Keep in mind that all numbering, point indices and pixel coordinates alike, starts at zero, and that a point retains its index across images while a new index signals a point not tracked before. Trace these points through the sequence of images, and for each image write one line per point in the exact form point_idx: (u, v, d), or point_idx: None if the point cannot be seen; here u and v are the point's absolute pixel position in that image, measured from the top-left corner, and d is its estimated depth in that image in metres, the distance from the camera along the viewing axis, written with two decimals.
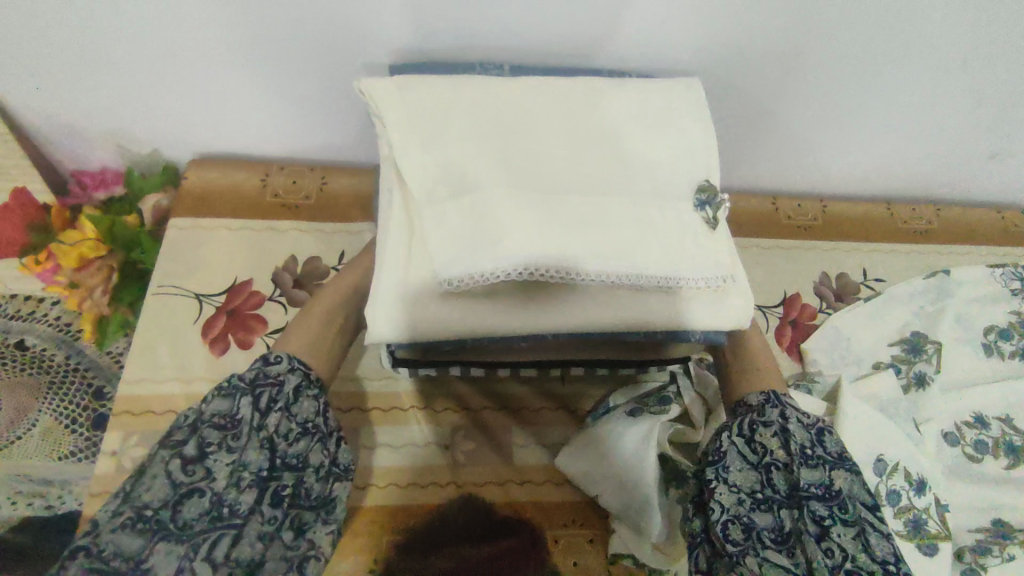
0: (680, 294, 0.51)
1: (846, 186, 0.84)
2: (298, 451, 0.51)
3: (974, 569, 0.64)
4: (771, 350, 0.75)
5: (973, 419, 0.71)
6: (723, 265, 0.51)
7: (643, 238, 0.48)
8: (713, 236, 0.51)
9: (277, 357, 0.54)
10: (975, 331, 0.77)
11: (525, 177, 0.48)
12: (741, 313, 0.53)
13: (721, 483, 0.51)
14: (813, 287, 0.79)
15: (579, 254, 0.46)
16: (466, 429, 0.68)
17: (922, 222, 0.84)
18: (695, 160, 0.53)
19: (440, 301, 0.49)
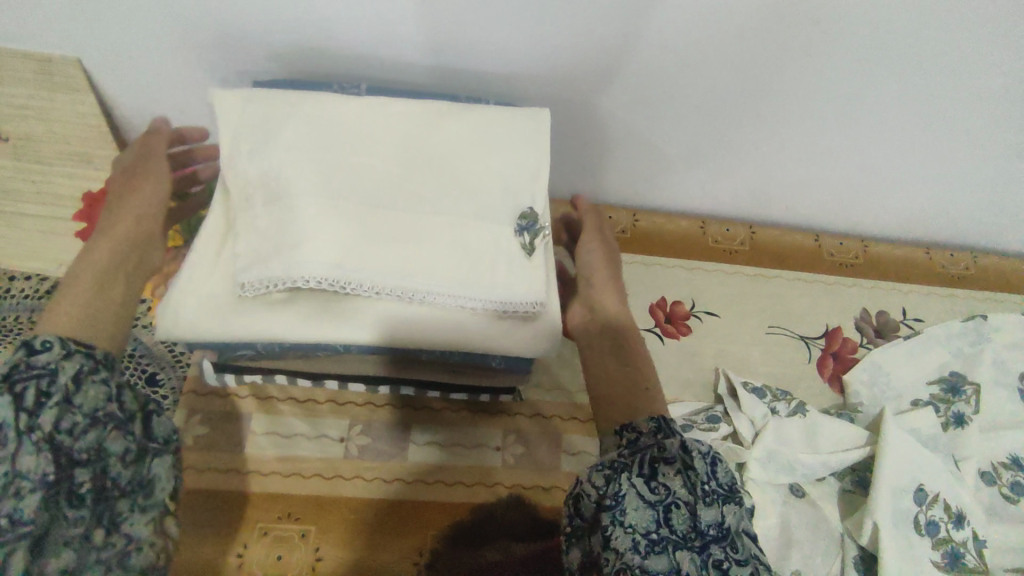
0: (491, 318, 0.56)
1: (889, 229, 0.88)
2: (92, 443, 0.39)
3: None
4: (814, 379, 0.77)
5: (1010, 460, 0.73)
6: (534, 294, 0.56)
7: (465, 270, 0.55)
8: (529, 262, 0.57)
9: (46, 343, 0.40)
10: (1013, 375, 0.78)
11: (340, 192, 0.55)
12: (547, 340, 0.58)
13: (617, 527, 0.43)
14: (855, 322, 0.82)
15: (367, 273, 0.53)
16: (516, 433, 0.69)
17: (962, 267, 0.87)
18: (523, 192, 0.58)
19: (278, 308, 0.55)
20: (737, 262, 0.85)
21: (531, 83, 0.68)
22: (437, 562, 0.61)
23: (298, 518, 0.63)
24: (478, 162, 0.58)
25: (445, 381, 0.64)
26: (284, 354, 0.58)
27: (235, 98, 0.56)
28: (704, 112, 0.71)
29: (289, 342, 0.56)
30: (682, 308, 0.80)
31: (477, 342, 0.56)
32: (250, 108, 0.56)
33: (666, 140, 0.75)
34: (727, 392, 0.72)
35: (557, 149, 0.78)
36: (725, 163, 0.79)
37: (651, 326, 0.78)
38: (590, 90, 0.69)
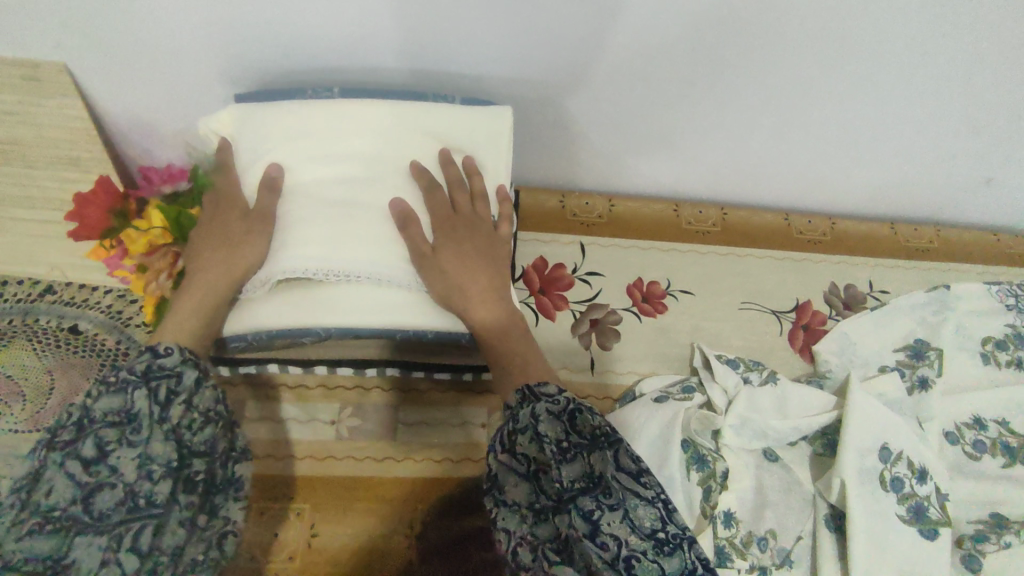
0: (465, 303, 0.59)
1: (854, 206, 0.92)
2: (203, 438, 0.49)
3: (973, 555, 0.67)
4: (785, 351, 0.80)
5: (972, 421, 0.77)
6: None
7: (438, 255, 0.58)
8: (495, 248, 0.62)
9: (168, 350, 0.49)
10: (973, 341, 0.82)
11: (318, 192, 0.57)
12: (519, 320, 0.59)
13: (502, 505, 0.52)
14: (825, 296, 0.85)
15: (347, 262, 0.56)
16: (501, 410, 0.72)
17: (924, 240, 0.91)
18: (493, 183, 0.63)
19: (271, 301, 0.58)
20: (711, 242, 0.88)
21: (504, 75, 0.71)
22: (428, 532, 0.65)
23: (294, 497, 0.66)
24: (455, 151, 0.61)
25: (428, 361, 0.67)
26: (277, 344, 0.61)
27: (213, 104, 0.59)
28: (672, 100, 0.74)
29: (281, 331, 0.59)
30: (658, 288, 0.83)
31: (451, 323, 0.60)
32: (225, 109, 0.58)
33: (637, 127, 0.78)
34: (701, 365, 0.75)
35: (533, 137, 0.80)
36: (694, 147, 0.82)
37: (629, 306, 0.81)
38: (563, 81, 0.71)
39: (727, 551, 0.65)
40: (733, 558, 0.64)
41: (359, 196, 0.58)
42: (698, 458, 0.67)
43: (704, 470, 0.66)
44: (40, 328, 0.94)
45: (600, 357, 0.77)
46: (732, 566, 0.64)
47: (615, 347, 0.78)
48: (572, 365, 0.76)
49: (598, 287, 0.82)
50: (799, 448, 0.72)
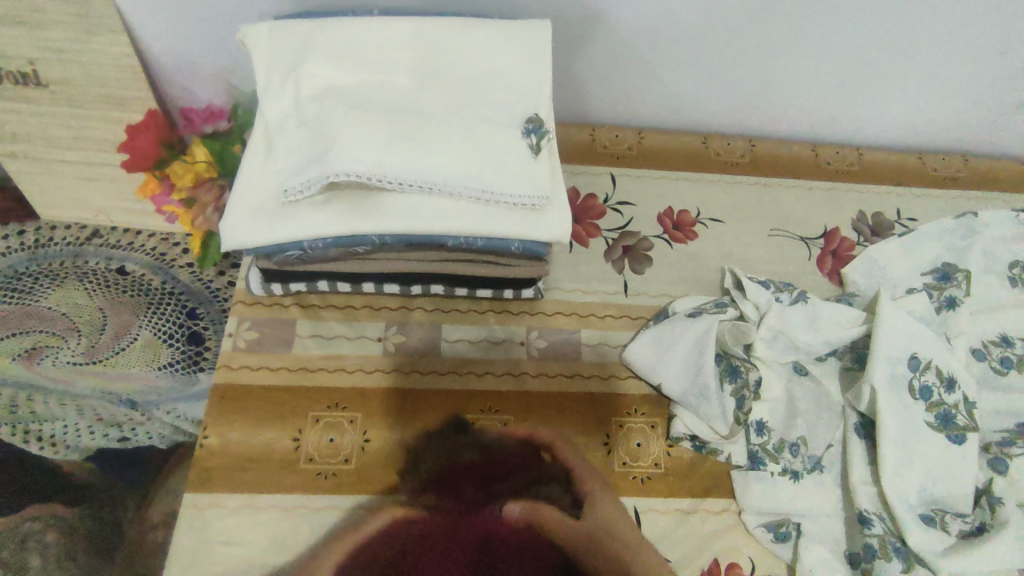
0: (508, 210, 0.61)
1: (880, 137, 0.92)
2: None
3: (1001, 457, 0.69)
4: (813, 274, 0.82)
5: (998, 339, 0.78)
6: (542, 188, 0.61)
7: (483, 162, 0.60)
8: (536, 161, 0.63)
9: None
10: (1000, 264, 0.84)
11: (362, 103, 0.60)
12: (561, 226, 0.62)
13: None
14: (851, 224, 0.87)
15: (395, 165, 0.57)
16: (539, 330, 0.74)
17: (951, 169, 0.92)
18: (529, 100, 0.64)
19: (318, 208, 0.59)
20: (738, 173, 0.89)
21: (537, 2, 0.72)
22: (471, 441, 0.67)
23: (346, 406, 0.69)
24: (496, 70, 0.64)
25: (470, 276, 0.69)
26: (332, 257, 0.64)
27: (266, 32, 0.63)
28: (703, 27, 0.75)
29: (330, 239, 0.60)
30: (688, 216, 0.84)
31: (497, 231, 0.61)
32: (276, 32, 0.63)
33: (666, 58, 0.80)
34: (733, 285, 0.77)
35: (565, 69, 0.82)
36: (722, 80, 0.83)
37: (659, 233, 0.83)
38: (595, 7, 0.72)
39: (759, 454, 0.68)
40: (763, 461, 0.68)
41: (406, 112, 0.60)
42: (730, 368, 0.71)
43: (737, 379, 0.70)
44: (91, 268, 0.99)
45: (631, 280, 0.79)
46: (763, 467, 0.68)
47: (646, 271, 0.80)
48: (607, 287, 0.78)
49: (629, 215, 0.84)
50: (828, 363, 0.74)
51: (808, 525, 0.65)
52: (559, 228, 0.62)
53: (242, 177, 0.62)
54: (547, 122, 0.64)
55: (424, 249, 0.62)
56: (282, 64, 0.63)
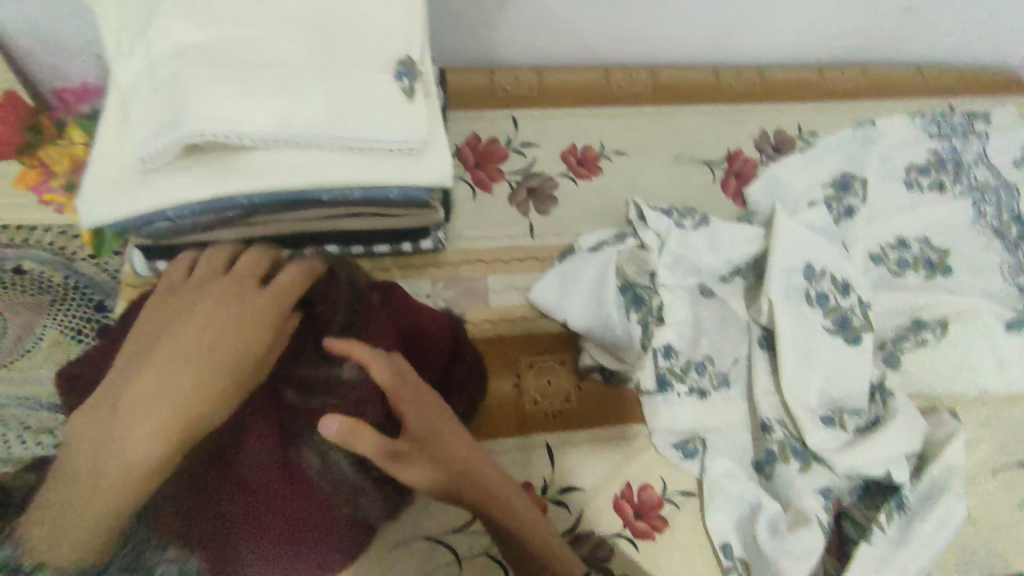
0: (384, 158, 0.59)
1: (780, 55, 0.92)
2: None
3: (893, 353, 0.72)
4: (717, 197, 0.83)
5: (894, 242, 0.81)
6: (419, 131, 0.59)
7: (352, 110, 0.57)
8: (410, 104, 0.60)
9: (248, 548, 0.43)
10: (897, 170, 0.85)
11: (214, 57, 0.56)
12: (440, 169, 0.60)
13: None
14: (754, 142, 0.87)
15: (254, 120, 0.54)
16: (444, 281, 0.74)
17: (850, 81, 0.93)
18: (398, 41, 0.62)
19: (180, 175, 0.56)
20: (641, 104, 0.89)
21: None
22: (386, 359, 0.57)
23: None
24: (360, 12, 0.61)
25: (363, 231, 0.67)
26: (209, 226, 0.61)
27: None
28: None
29: (199, 205, 0.57)
30: (592, 151, 0.84)
31: (373, 180, 0.58)
32: None
33: None
34: (636, 214, 0.77)
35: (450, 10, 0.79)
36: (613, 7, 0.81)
37: (564, 171, 0.82)
38: None
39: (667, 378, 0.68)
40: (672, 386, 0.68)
41: (264, 64, 0.57)
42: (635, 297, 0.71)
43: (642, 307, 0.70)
44: None
45: (535, 221, 0.78)
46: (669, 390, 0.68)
47: (552, 211, 0.79)
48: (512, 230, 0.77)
49: (531, 156, 0.83)
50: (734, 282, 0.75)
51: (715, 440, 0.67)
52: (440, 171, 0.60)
53: (99, 150, 0.58)
54: (420, 63, 0.61)
55: (301, 205, 0.60)
56: (131, 25, 0.58)
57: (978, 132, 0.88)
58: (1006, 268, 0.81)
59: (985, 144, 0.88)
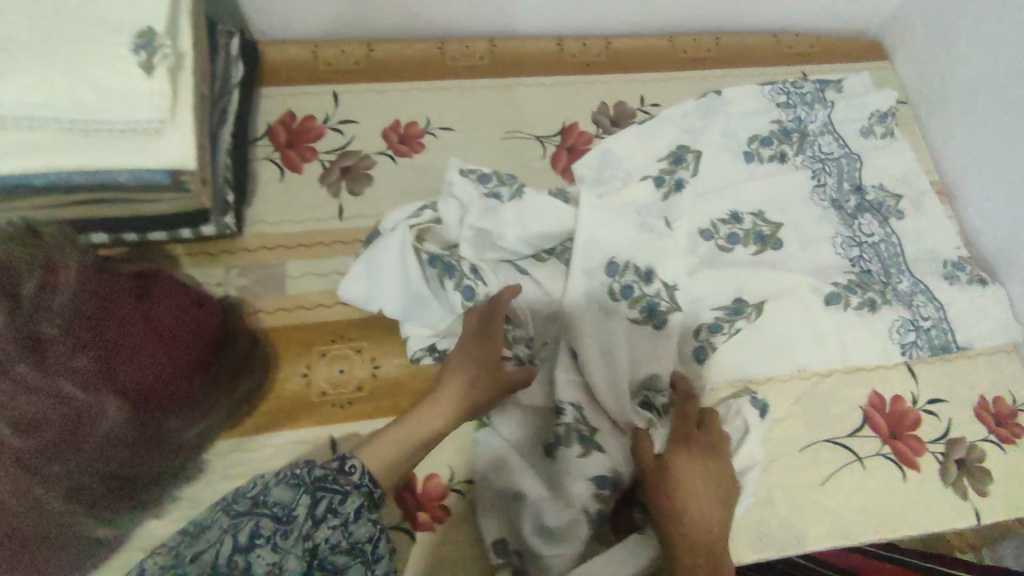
0: (117, 139, 0.55)
1: (627, 21, 0.88)
2: None
3: (703, 347, 0.69)
4: (546, 173, 0.80)
5: (727, 217, 0.78)
6: (157, 110, 0.54)
7: (72, 88, 0.52)
8: (150, 81, 0.54)
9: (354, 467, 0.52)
10: (738, 142, 0.82)
11: None
12: (180, 149, 0.56)
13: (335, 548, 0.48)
14: (592, 115, 0.83)
15: None
16: (242, 267, 0.71)
17: (701, 49, 0.89)
18: (137, 8, 0.55)
19: None
20: (476, 75, 0.84)
21: None
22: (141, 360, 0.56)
23: None
24: None
25: (131, 215, 0.64)
26: None
27: None
28: None
29: None
30: (416, 128, 0.80)
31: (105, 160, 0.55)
32: None
33: None
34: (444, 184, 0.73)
35: None
36: None
37: (383, 149, 0.78)
38: None
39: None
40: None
41: None
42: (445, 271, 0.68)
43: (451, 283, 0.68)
44: None
45: (346, 203, 0.75)
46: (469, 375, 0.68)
47: (367, 192, 0.76)
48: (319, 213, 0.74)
49: (350, 134, 0.79)
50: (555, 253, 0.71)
51: (506, 426, 0.65)
52: (182, 155, 0.57)
53: None
54: (161, 33, 0.54)
55: (37, 192, 0.57)
56: None
57: (826, 102, 0.85)
58: (841, 242, 0.78)
59: (831, 113, 0.85)
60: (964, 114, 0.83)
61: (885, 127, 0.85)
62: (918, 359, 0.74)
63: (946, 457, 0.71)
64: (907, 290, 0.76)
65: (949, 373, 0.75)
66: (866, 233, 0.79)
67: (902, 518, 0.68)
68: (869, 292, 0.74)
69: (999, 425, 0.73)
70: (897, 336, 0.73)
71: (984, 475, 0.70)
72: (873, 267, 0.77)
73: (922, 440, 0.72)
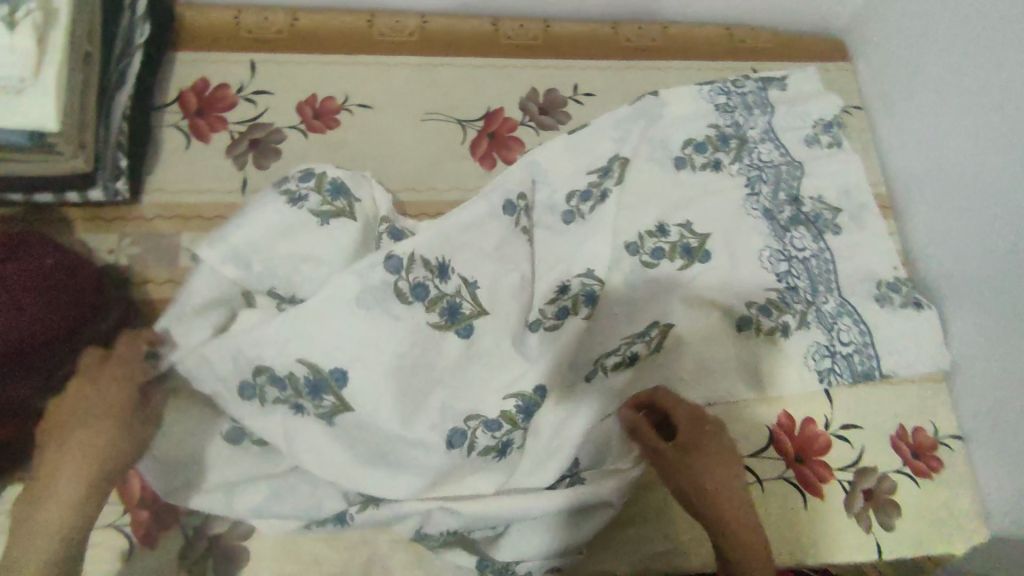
0: None
1: (569, 5, 0.83)
2: None
3: (596, 369, 0.65)
4: (463, 160, 0.76)
5: (653, 229, 0.73)
6: (13, 65, 0.50)
7: None
8: (10, 35, 0.50)
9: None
10: (670, 146, 0.79)
11: None
12: (41, 109, 0.51)
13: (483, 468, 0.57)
14: (519, 102, 0.79)
15: None
16: (133, 236, 0.67)
17: (645, 39, 0.84)
18: None
19: None
20: (402, 53, 0.80)
21: None
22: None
23: None
24: None
25: (6, 178, 0.58)
26: None
27: None
28: None
29: None
30: (333, 103, 0.77)
31: None
32: None
33: None
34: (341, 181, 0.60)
35: None
36: None
37: (296, 123, 0.75)
38: None
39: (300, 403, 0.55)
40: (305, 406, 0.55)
41: None
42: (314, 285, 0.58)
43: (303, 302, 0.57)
44: None
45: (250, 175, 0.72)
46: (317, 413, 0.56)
47: (273, 166, 0.73)
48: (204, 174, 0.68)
49: (263, 106, 0.75)
50: (446, 283, 0.59)
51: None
52: (42, 114, 0.51)
53: None
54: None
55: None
56: None
57: (768, 106, 0.82)
58: (768, 253, 0.74)
59: (772, 118, 0.81)
60: (915, 125, 0.79)
61: (831, 137, 0.81)
62: (837, 381, 0.70)
63: (854, 486, 0.67)
64: (831, 310, 0.72)
65: (868, 398, 0.70)
66: (797, 246, 0.75)
67: (798, 548, 0.64)
68: (786, 314, 0.70)
69: (917, 457, 0.69)
70: (812, 355, 0.69)
71: (895, 508, 0.66)
72: (799, 283, 0.73)
73: (831, 467, 0.67)
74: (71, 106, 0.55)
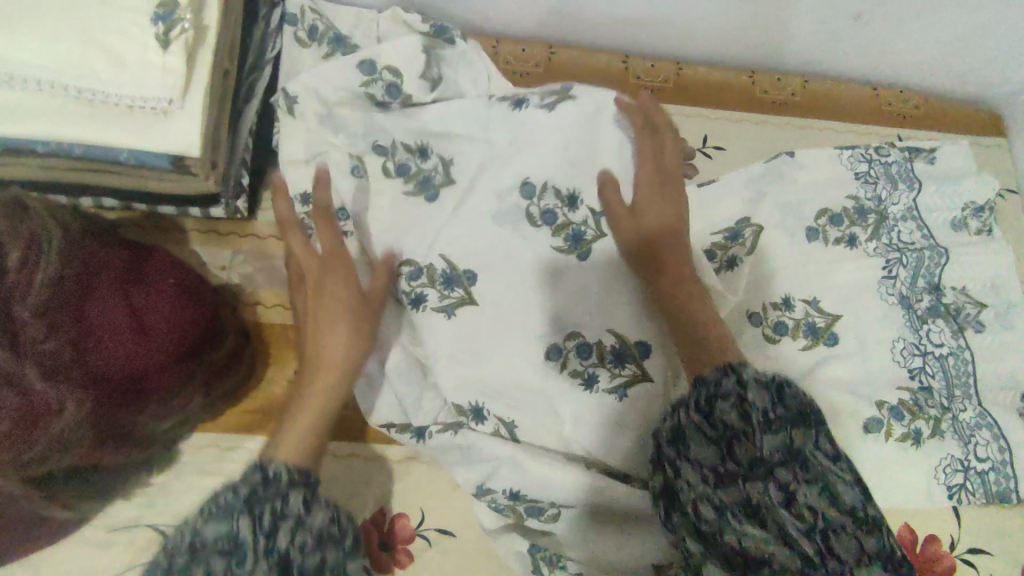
0: (122, 113, 0.49)
1: (709, 49, 0.78)
2: None
3: None
4: None
5: (779, 302, 0.68)
6: (164, 88, 0.48)
7: (81, 54, 0.46)
8: (164, 60, 0.48)
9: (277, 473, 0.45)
10: (803, 214, 0.73)
11: None
12: (182, 135, 0.50)
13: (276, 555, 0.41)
14: None
15: None
16: (245, 253, 0.66)
17: (785, 93, 0.78)
18: None
19: None
20: (525, 85, 0.76)
21: None
22: (122, 338, 0.48)
23: None
24: None
25: (135, 191, 0.57)
26: None
27: None
28: None
29: None
30: None
31: (100, 136, 0.48)
32: None
33: None
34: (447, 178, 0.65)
35: None
36: None
37: None
38: None
39: (423, 293, 0.62)
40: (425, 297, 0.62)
41: None
42: (418, 148, 0.66)
43: (408, 171, 0.65)
44: None
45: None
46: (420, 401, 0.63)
47: None
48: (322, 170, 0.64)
49: None
50: (575, 213, 0.64)
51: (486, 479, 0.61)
52: (186, 138, 0.50)
53: None
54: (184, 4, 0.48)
55: (24, 155, 0.51)
56: None
57: (913, 182, 0.75)
58: (901, 346, 0.68)
59: (916, 195, 0.75)
60: None
61: (981, 222, 0.74)
62: (969, 499, 0.63)
63: None
64: (969, 421, 0.65)
65: (1001, 523, 0.64)
66: (934, 341, 0.68)
67: None
68: (919, 420, 0.64)
69: None
70: (945, 468, 0.63)
71: None
72: (933, 384, 0.66)
73: None
74: (210, 130, 0.54)
